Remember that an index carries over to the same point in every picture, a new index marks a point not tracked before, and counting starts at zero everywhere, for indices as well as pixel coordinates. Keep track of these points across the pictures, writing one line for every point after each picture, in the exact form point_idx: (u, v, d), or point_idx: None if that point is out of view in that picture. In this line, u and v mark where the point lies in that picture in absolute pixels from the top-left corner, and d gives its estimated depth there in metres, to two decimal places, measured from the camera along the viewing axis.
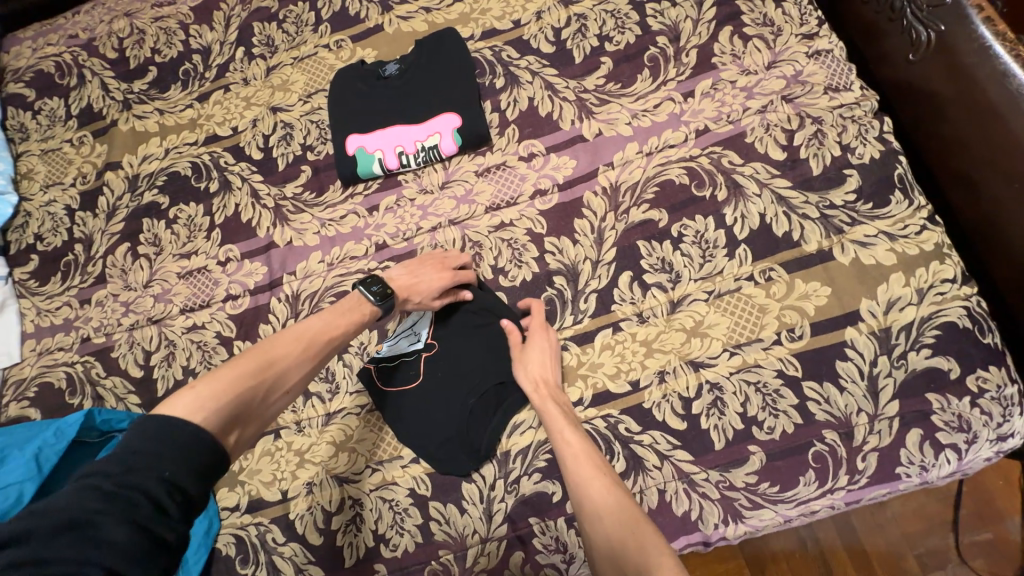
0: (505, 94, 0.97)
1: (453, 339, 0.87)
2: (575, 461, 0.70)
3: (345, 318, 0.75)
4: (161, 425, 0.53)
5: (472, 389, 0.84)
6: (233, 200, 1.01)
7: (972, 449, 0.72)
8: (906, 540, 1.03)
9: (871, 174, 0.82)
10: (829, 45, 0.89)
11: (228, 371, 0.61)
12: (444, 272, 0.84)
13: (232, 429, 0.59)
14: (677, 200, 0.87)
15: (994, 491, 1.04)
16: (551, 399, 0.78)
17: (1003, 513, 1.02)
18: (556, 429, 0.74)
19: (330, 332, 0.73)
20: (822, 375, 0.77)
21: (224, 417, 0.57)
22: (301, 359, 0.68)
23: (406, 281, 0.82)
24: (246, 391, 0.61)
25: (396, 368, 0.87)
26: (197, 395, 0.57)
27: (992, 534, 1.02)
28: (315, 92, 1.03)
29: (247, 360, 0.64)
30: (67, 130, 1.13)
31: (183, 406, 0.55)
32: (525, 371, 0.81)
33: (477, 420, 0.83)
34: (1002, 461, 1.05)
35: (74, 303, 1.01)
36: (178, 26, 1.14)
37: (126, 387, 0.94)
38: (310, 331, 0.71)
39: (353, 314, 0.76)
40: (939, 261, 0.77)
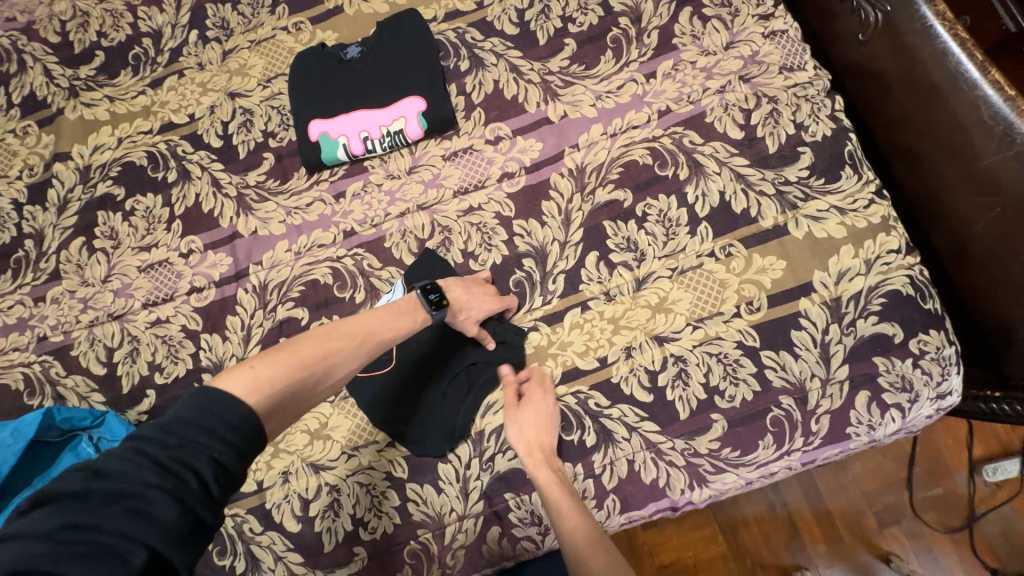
0: (470, 76, 0.96)
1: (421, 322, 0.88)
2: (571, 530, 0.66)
3: (398, 320, 0.75)
4: (216, 399, 0.54)
5: (444, 372, 0.86)
6: (193, 189, 0.98)
7: (914, 407, 0.78)
8: (864, 497, 1.10)
9: (824, 150, 0.86)
10: (784, 26, 0.91)
11: (285, 358, 0.62)
12: (495, 299, 0.83)
13: (275, 417, 0.59)
14: (641, 180, 0.88)
15: (943, 449, 1.11)
16: (545, 464, 0.74)
17: (951, 469, 1.10)
18: (553, 497, 0.70)
19: (384, 335, 0.72)
20: (779, 344, 0.81)
21: (273, 404, 0.58)
22: (351, 358, 0.68)
23: (460, 296, 0.80)
24: (298, 381, 0.61)
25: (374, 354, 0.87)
26: (255, 374, 0.58)
27: (941, 489, 1.09)
28: (275, 77, 1.01)
29: (304, 349, 0.64)
30: (9, 119, 1.07)
31: (242, 385, 0.56)
32: (516, 431, 0.77)
33: (451, 404, 0.84)
34: (948, 420, 1.13)
35: (28, 302, 0.97)
36: (125, 8, 1.09)
37: (89, 385, 0.91)
38: (364, 331, 0.71)
39: (409, 318, 0.76)
40: (886, 233, 0.82)
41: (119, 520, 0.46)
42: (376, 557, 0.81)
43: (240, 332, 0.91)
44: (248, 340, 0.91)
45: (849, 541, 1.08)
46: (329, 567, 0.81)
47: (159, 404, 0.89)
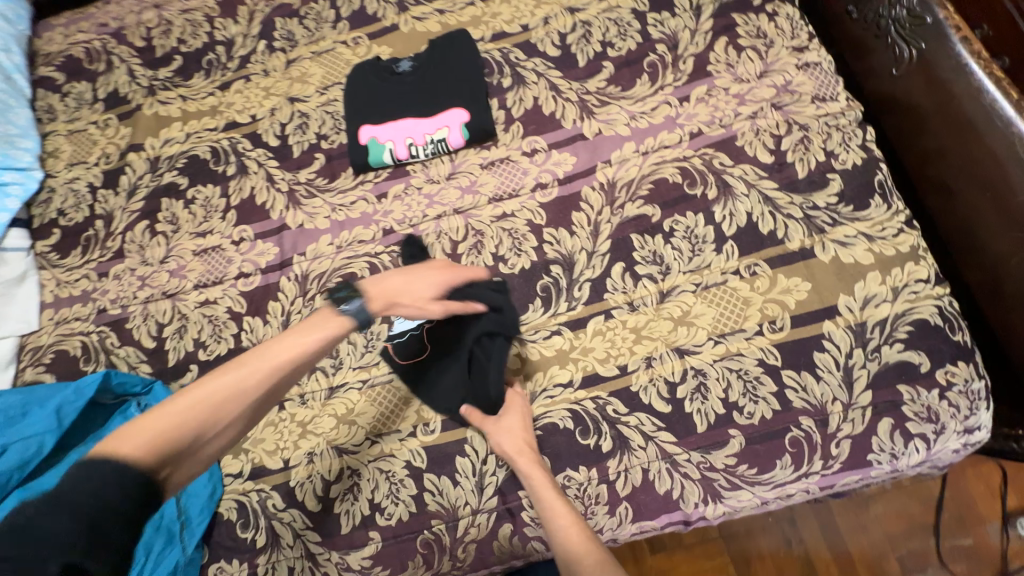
0: (511, 92, 1.02)
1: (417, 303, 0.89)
2: (565, 528, 0.71)
3: (310, 337, 0.69)
4: (86, 468, 0.54)
5: (460, 346, 0.86)
6: (249, 183, 1.06)
7: (940, 439, 0.77)
8: (886, 540, 1.06)
9: (854, 178, 0.88)
10: (818, 58, 0.94)
11: (166, 412, 0.61)
12: (445, 271, 0.80)
13: (166, 470, 0.59)
14: (669, 197, 0.92)
15: (975, 497, 1.07)
16: (535, 464, 0.79)
17: (983, 518, 1.06)
18: (545, 496, 0.75)
19: (291, 360, 0.68)
20: (801, 365, 0.81)
21: (154, 463, 0.57)
22: (253, 391, 0.66)
23: (400, 282, 0.76)
24: (185, 432, 0.61)
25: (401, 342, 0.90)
26: (132, 438, 0.58)
27: (972, 539, 1.05)
28: (332, 85, 1.09)
29: (191, 397, 0.62)
30: (93, 112, 1.18)
31: (132, 447, 0.56)
32: (499, 431, 0.82)
33: (473, 378, 0.86)
34: (980, 467, 1.09)
35: (93, 276, 1.06)
36: (204, 19, 1.20)
37: (139, 356, 0.98)
38: (271, 362, 0.67)
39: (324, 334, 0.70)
40: (914, 262, 0.82)
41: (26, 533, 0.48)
42: (389, 543, 0.84)
43: (280, 316, 0.97)
44: (286, 325, 0.96)
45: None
46: (344, 549, 0.84)
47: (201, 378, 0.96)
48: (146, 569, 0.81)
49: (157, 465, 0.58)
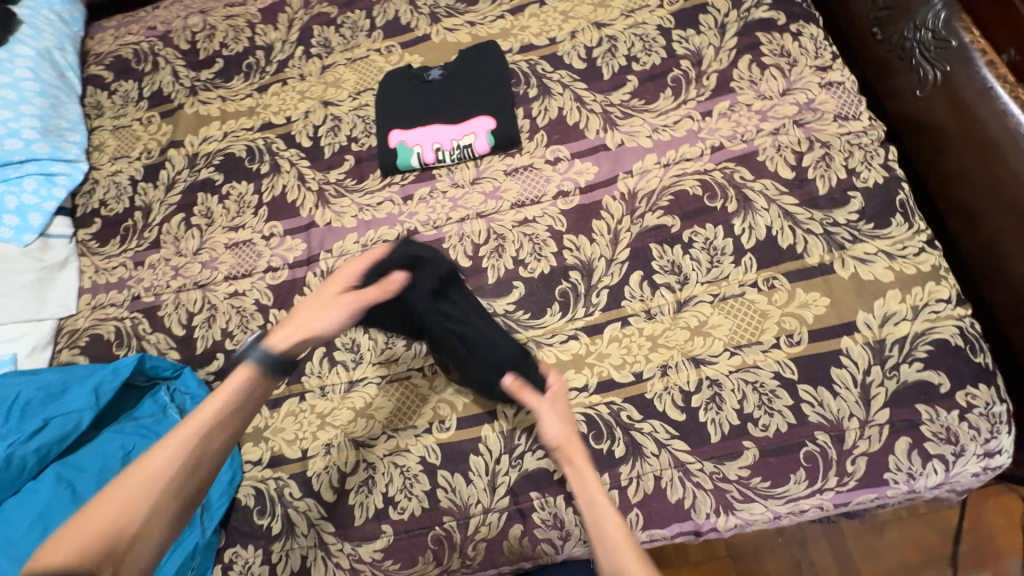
0: (537, 102, 1.05)
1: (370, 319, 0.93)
2: (615, 545, 0.70)
3: (224, 399, 0.77)
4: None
5: (425, 315, 0.88)
6: (281, 181, 1.10)
7: (959, 461, 0.76)
8: (900, 568, 1.05)
9: (876, 197, 0.88)
10: (842, 78, 0.96)
11: (90, 518, 0.64)
12: (342, 270, 0.87)
13: (113, 563, 0.63)
14: (689, 209, 0.93)
15: (994, 529, 1.05)
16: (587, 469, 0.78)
17: (1003, 551, 1.04)
18: (595, 503, 0.74)
19: (204, 423, 0.74)
20: (817, 379, 0.81)
21: (97, 555, 0.61)
22: (173, 462, 0.70)
23: (305, 304, 0.85)
24: (120, 526, 0.64)
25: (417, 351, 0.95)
26: (66, 546, 0.61)
27: (991, 571, 1.03)
28: (364, 91, 1.14)
29: (117, 494, 0.66)
30: (138, 110, 1.24)
31: (69, 548, 0.60)
32: (551, 422, 0.80)
33: (471, 327, 0.88)
34: (1001, 498, 1.07)
35: (129, 265, 1.10)
36: (246, 25, 1.26)
37: (168, 343, 1.02)
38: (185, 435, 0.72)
39: (237, 397, 0.78)
40: (936, 282, 0.82)
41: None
42: (400, 536, 0.85)
43: None
44: None
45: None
46: (357, 540, 0.86)
47: (226, 366, 0.99)
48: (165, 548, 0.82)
49: (94, 558, 0.61)
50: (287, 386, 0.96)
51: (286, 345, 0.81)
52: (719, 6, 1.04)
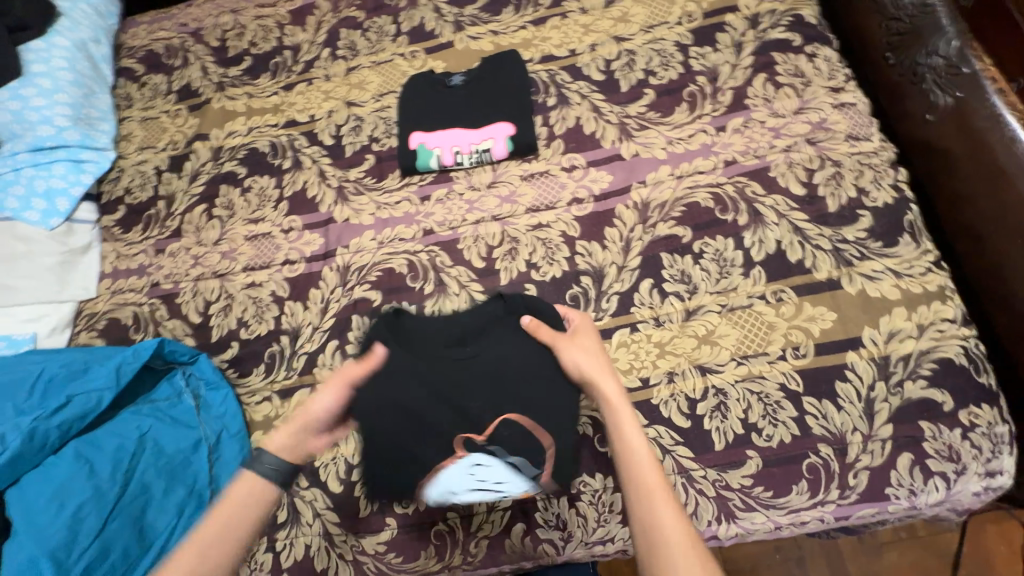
0: (555, 111, 1.08)
1: (384, 428, 0.79)
2: (639, 467, 0.64)
3: (225, 516, 0.64)
4: None
5: (415, 349, 0.84)
6: (302, 177, 1.13)
7: (960, 480, 0.77)
8: None
9: (884, 216, 0.90)
10: (854, 99, 0.98)
11: None
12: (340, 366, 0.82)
13: None
14: (700, 220, 0.95)
15: (994, 556, 1.05)
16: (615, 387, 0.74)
17: None
18: (618, 419, 0.70)
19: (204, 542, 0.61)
20: (821, 393, 0.83)
21: None
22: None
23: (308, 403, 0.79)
24: None
25: (451, 410, 0.80)
26: None
27: None
28: (387, 93, 1.17)
29: None
30: (166, 102, 1.28)
31: None
32: (586, 359, 0.79)
33: (453, 330, 0.86)
34: (1002, 526, 1.07)
35: (150, 252, 1.13)
36: (275, 25, 1.30)
37: (185, 330, 1.05)
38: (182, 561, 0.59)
39: (241, 510, 0.66)
40: (941, 302, 0.84)
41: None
42: (404, 530, 0.86)
43: (320, 303, 1.02)
44: (324, 312, 1.02)
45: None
46: (361, 531, 0.87)
47: (241, 355, 1.01)
48: (173, 532, 0.81)
49: None
50: (298, 376, 0.97)
51: (285, 444, 0.73)
52: (736, 25, 1.07)
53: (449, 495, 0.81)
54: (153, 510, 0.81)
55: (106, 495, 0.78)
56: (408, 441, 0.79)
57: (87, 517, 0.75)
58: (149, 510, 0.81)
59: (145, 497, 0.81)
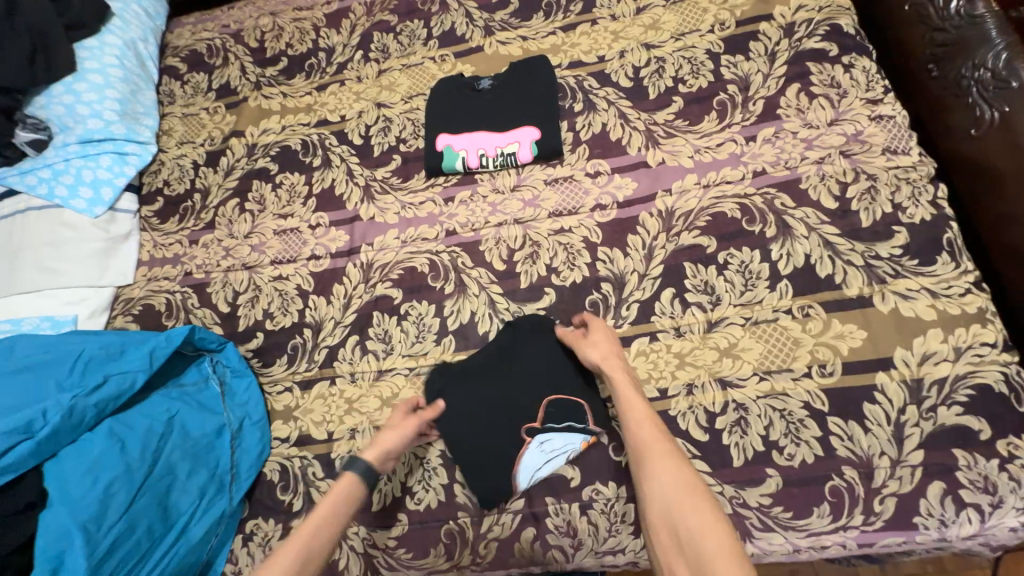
0: (581, 117, 1.08)
1: (464, 436, 0.89)
2: (634, 418, 0.76)
3: (327, 511, 0.75)
4: None
5: (469, 386, 0.92)
6: (331, 175, 1.16)
7: (997, 514, 0.73)
8: None
9: (921, 233, 0.87)
10: (892, 111, 0.95)
11: None
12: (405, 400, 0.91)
13: None
14: (726, 231, 0.94)
15: None
16: (617, 364, 0.83)
17: None
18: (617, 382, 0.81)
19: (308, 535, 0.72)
20: (848, 413, 0.80)
21: None
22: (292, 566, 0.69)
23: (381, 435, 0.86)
24: None
25: (507, 404, 0.90)
26: None
27: None
28: (416, 95, 1.19)
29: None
30: (206, 100, 1.34)
31: None
32: (593, 349, 0.85)
33: (490, 358, 0.93)
34: None
35: (185, 242, 1.18)
36: (311, 27, 1.34)
37: (214, 318, 1.09)
38: (296, 543, 0.71)
39: (338, 501, 0.77)
40: (981, 325, 0.80)
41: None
42: (414, 527, 0.87)
43: (343, 299, 1.04)
44: (346, 307, 1.04)
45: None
46: (372, 525, 0.89)
47: (265, 345, 1.05)
48: (195, 513, 0.86)
49: None
50: (319, 369, 1.00)
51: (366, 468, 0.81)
52: (770, 34, 1.05)
53: (534, 476, 0.86)
54: (177, 491, 0.85)
55: (134, 474, 0.80)
56: (485, 438, 0.88)
57: (116, 494, 0.78)
58: (174, 491, 0.85)
59: (170, 478, 0.85)
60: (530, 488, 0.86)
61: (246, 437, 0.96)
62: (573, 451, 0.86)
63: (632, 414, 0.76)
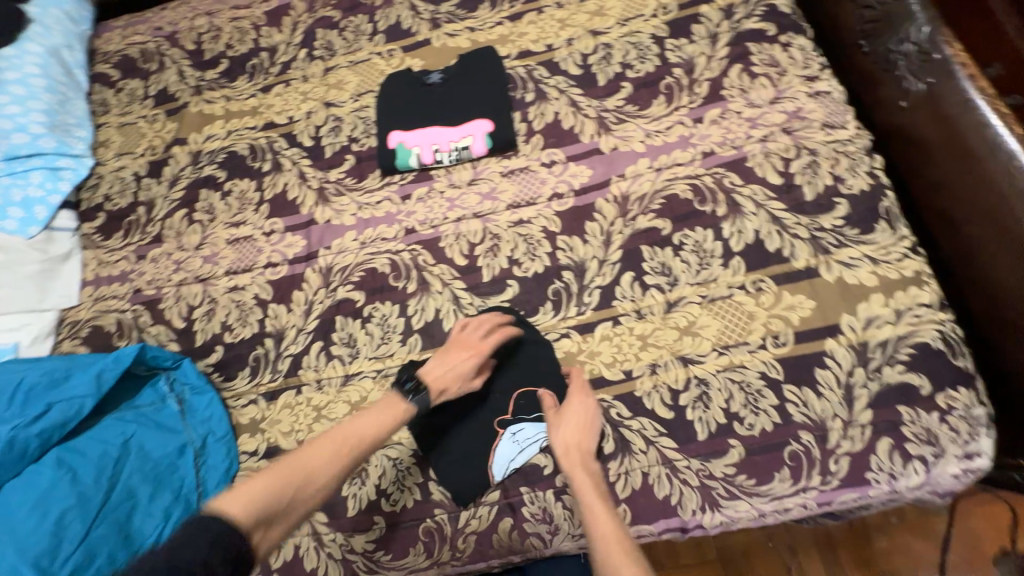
0: (533, 107, 1.08)
1: (435, 433, 0.89)
2: (601, 538, 0.71)
3: (381, 415, 0.80)
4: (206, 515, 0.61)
5: None
6: (282, 179, 1.13)
7: (939, 463, 0.78)
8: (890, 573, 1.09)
9: (861, 203, 0.91)
10: (829, 87, 0.99)
11: (272, 476, 0.68)
12: (475, 348, 0.88)
13: (260, 529, 0.65)
14: (680, 212, 0.96)
15: (982, 536, 1.09)
16: (582, 464, 0.80)
17: (989, 559, 1.07)
18: (584, 495, 0.76)
19: (359, 433, 0.77)
20: (802, 380, 0.83)
21: (259, 515, 0.64)
22: (339, 454, 0.74)
23: (439, 373, 0.87)
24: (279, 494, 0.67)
25: (477, 396, 0.91)
26: (241, 493, 0.65)
27: None
28: (365, 93, 1.16)
29: (289, 465, 0.71)
30: (144, 107, 1.27)
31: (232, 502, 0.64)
32: (557, 435, 0.83)
33: None
34: (989, 508, 1.11)
35: (132, 258, 1.12)
36: (251, 27, 1.29)
37: (168, 335, 1.04)
38: (349, 433, 0.77)
39: (391, 413, 0.81)
40: (918, 287, 0.85)
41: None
42: (393, 528, 0.87)
43: (303, 306, 1.02)
44: (308, 314, 1.02)
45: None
46: (349, 530, 0.87)
47: (224, 359, 1.01)
48: (160, 536, 0.82)
49: (250, 520, 0.63)
50: (283, 379, 0.98)
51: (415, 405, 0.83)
52: (711, 16, 1.07)
53: (508, 466, 0.86)
54: (139, 516, 0.81)
55: (90, 501, 0.78)
56: (457, 432, 0.89)
57: (71, 523, 0.75)
58: (135, 516, 0.81)
59: (130, 503, 0.81)
60: (505, 480, 0.87)
61: (210, 454, 0.91)
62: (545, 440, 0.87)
63: (597, 531, 0.71)
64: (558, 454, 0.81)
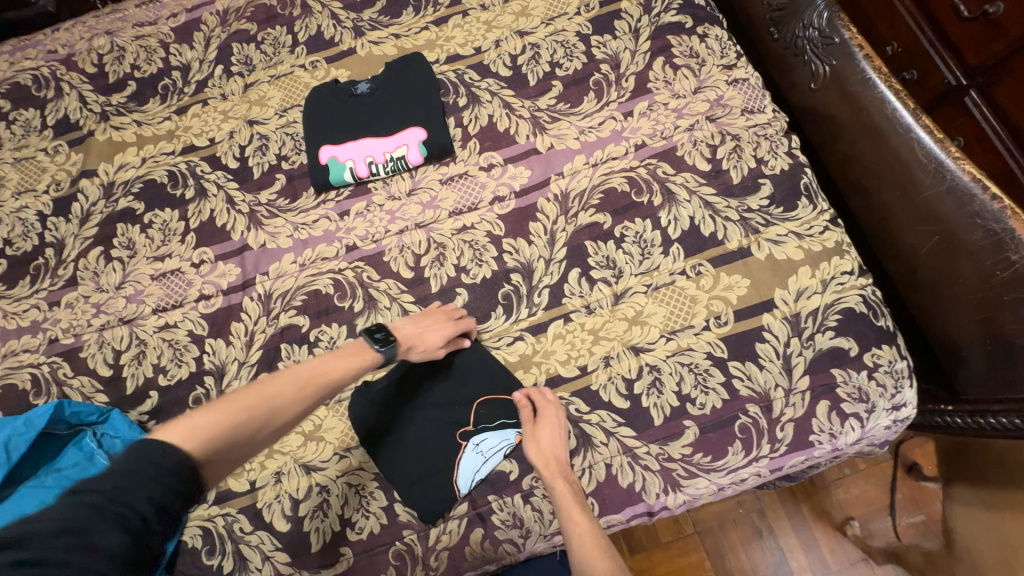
0: (467, 111, 1.07)
1: (397, 454, 0.87)
2: (580, 538, 0.75)
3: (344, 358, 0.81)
4: (153, 447, 0.59)
5: (398, 402, 0.90)
6: (208, 206, 1.06)
7: (871, 417, 0.84)
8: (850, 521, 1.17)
9: (782, 183, 0.96)
10: (746, 75, 1.03)
11: (223, 408, 0.67)
12: (448, 323, 0.88)
13: (213, 462, 0.63)
14: (619, 205, 0.98)
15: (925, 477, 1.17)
16: (561, 475, 0.81)
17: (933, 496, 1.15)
18: (563, 504, 0.78)
19: (320, 375, 0.77)
20: (745, 356, 0.87)
21: (210, 449, 0.63)
22: (299, 393, 0.74)
23: (410, 331, 0.86)
24: (234, 428, 0.66)
25: (437, 412, 0.89)
26: (191, 424, 0.63)
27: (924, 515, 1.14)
28: (291, 107, 1.11)
29: (245, 398, 0.69)
30: (42, 139, 1.16)
31: (179, 433, 0.61)
32: (535, 448, 0.82)
33: (412, 375, 0.91)
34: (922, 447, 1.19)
35: (43, 306, 1.02)
36: (158, 45, 1.20)
37: (94, 385, 0.96)
38: (310, 373, 0.77)
39: (354, 357, 0.81)
40: (839, 256, 0.90)
41: (68, 551, 0.49)
42: (361, 557, 0.84)
43: (243, 338, 0.96)
44: (250, 346, 0.96)
45: (834, 571, 1.15)
46: (315, 567, 0.84)
47: (161, 404, 0.94)
48: None
49: (200, 451, 0.62)
50: None
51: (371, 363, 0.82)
52: (631, 12, 1.10)
53: (473, 477, 0.86)
54: None
55: None
56: (419, 448, 0.88)
57: None
58: None
59: None
60: (472, 491, 0.86)
61: None
62: (509, 445, 0.87)
63: (574, 531, 0.75)
64: (538, 466, 0.81)
